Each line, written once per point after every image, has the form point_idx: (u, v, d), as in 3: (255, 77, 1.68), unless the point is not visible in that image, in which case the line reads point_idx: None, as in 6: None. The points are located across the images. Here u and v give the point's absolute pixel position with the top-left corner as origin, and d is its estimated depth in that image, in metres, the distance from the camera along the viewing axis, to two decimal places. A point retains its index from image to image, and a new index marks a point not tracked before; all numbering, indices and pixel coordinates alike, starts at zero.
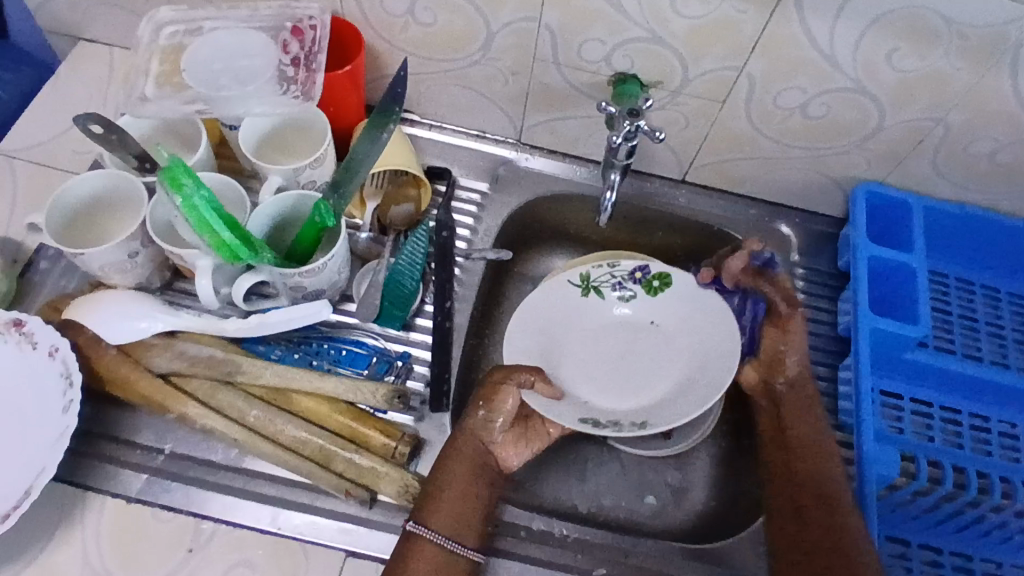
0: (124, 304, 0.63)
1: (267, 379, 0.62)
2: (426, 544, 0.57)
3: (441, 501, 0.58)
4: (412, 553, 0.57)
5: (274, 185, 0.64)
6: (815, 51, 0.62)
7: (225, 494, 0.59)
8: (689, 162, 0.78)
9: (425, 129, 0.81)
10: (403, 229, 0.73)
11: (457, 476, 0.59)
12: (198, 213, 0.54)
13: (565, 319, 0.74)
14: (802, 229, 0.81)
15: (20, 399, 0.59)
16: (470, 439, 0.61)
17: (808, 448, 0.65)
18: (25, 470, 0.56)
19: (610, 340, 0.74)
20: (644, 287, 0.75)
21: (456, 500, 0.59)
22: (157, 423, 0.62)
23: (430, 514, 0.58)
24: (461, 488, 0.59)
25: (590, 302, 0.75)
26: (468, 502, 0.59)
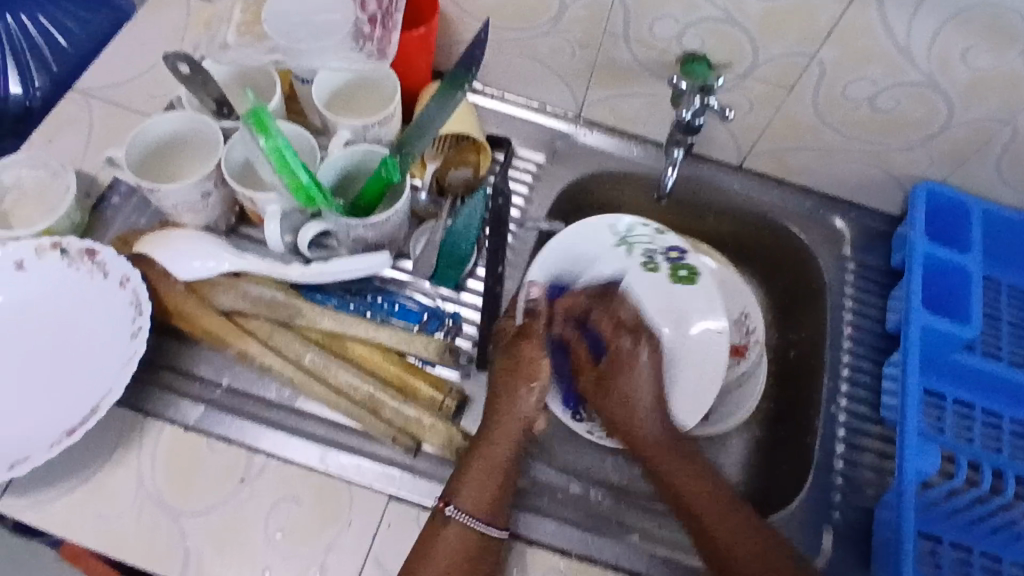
0: (193, 243, 0.64)
1: (324, 324, 0.64)
2: (449, 524, 0.57)
3: (473, 478, 0.59)
4: (446, 531, 0.57)
5: (342, 139, 0.66)
6: (890, 43, 0.62)
7: (276, 431, 0.62)
8: (748, 148, 0.78)
9: (487, 98, 0.82)
10: (461, 194, 0.74)
11: (502, 445, 0.61)
12: (280, 156, 0.57)
13: (592, 259, 0.77)
14: (857, 224, 0.80)
15: (89, 324, 0.61)
16: (512, 415, 0.62)
17: (709, 494, 0.62)
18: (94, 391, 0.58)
19: (607, 310, 0.77)
20: (670, 272, 0.77)
21: (492, 478, 0.59)
22: (216, 359, 0.65)
23: (463, 493, 0.58)
24: (496, 461, 0.60)
25: (616, 253, 0.77)
26: (502, 480, 0.60)
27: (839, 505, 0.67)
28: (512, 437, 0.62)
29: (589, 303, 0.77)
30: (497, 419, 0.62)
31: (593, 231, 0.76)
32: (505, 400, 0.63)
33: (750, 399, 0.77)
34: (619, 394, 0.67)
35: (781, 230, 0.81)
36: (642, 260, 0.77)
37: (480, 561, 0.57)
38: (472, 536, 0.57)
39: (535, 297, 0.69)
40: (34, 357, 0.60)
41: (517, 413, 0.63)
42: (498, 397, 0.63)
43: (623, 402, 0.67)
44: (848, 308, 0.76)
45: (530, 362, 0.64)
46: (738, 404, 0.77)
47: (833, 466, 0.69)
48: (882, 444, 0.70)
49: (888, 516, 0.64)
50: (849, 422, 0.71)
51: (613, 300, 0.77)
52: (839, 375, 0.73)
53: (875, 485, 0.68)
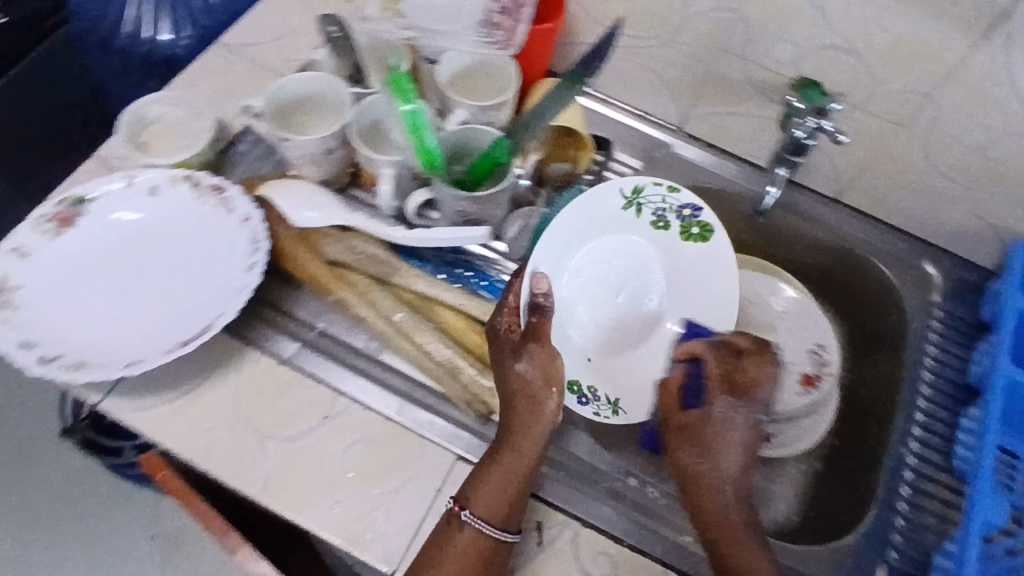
0: (310, 193, 0.69)
1: (420, 288, 0.68)
2: (463, 527, 0.56)
3: (490, 483, 0.57)
4: (459, 536, 0.56)
5: (459, 119, 0.70)
6: (1007, 91, 0.67)
7: (361, 379, 0.65)
8: (847, 180, 0.79)
9: (592, 100, 0.83)
10: (558, 186, 0.77)
11: (518, 453, 0.58)
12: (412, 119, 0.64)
13: (603, 220, 0.74)
14: (950, 273, 0.78)
15: (208, 253, 0.66)
16: (537, 421, 0.59)
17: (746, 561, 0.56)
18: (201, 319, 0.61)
19: (604, 265, 0.74)
20: (680, 229, 0.74)
21: (509, 485, 0.57)
22: (313, 304, 0.69)
23: (477, 498, 0.57)
24: (511, 472, 0.58)
25: (626, 216, 0.75)
26: (517, 484, 0.57)
27: (898, 545, 0.66)
28: (534, 447, 0.59)
29: (590, 266, 0.74)
30: (517, 426, 0.59)
31: (602, 195, 0.74)
32: (526, 402, 0.60)
33: (815, 430, 0.77)
34: (715, 458, 0.60)
35: (870, 269, 0.80)
36: (652, 221, 0.75)
37: (491, 563, 0.56)
38: (484, 540, 0.56)
39: (542, 290, 0.64)
40: (157, 271, 0.65)
41: (541, 419, 0.59)
42: (512, 398, 0.60)
43: (710, 480, 0.59)
44: (930, 354, 0.75)
45: (541, 367, 0.61)
46: (803, 432, 0.76)
47: (895, 506, 0.68)
48: (948, 492, 0.69)
49: (948, 562, 0.63)
50: (918, 466, 0.70)
51: (619, 262, 0.74)
52: (913, 419, 0.72)
53: (937, 532, 0.67)
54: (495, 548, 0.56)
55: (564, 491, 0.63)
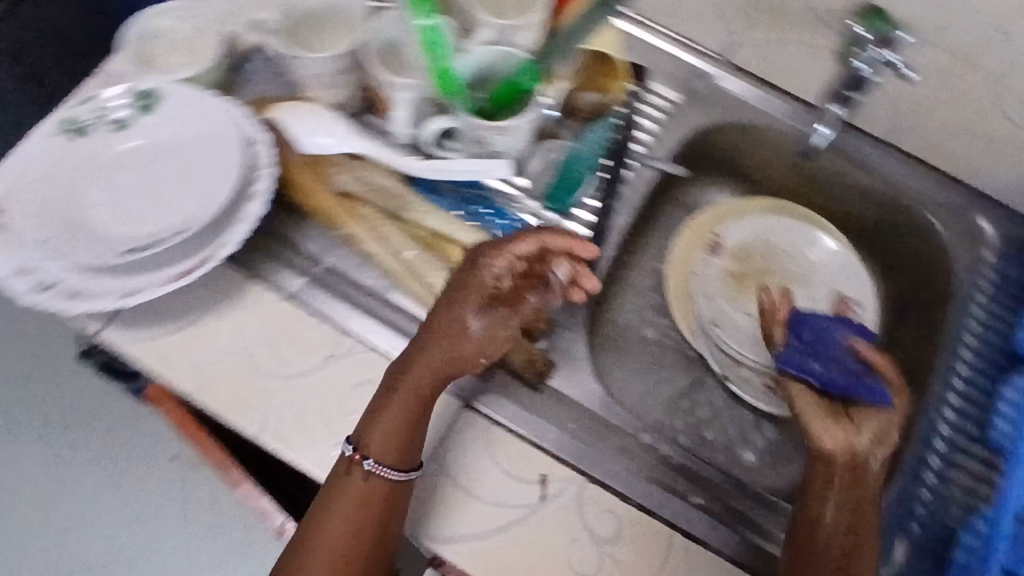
0: (321, 117, 0.64)
1: (432, 223, 0.64)
2: (354, 481, 0.54)
3: (384, 416, 0.55)
4: (354, 482, 0.54)
5: (484, 38, 0.64)
6: None
7: (366, 317, 0.63)
8: (903, 125, 0.72)
9: (632, 25, 0.77)
10: (586, 118, 0.71)
11: (398, 399, 0.55)
12: (432, 32, 0.61)
13: (137, 157, 0.63)
14: (1004, 230, 0.73)
15: (180, 175, 0.62)
16: (448, 336, 0.55)
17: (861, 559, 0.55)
18: (221, 187, 0.61)
19: (157, 163, 0.63)
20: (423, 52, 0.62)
21: (400, 424, 0.54)
22: (322, 238, 0.66)
23: (373, 443, 0.54)
24: (398, 408, 0.55)
25: (125, 118, 0.64)
26: (411, 427, 0.55)
27: (921, 518, 0.63)
28: (438, 369, 0.55)
29: (132, 186, 0.62)
30: (419, 355, 0.55)
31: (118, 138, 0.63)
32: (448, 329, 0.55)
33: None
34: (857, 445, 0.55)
35: (918, 224, 0.74)
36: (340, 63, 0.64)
37: (392, 522, 0.54)
38: (381, 484, 0.54)
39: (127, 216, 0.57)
40: (134, 189, 0.62)
41: (472, 342, 0.55)
42: (454, 300, 0.56)
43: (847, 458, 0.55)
44: (973, 317, 0.70)
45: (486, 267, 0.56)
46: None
47: (922, 477, 0.64)
48: (979, 467, 0.65)
49: (972, 540, 0.61)
50: (949, 436, 0.66)
51: (196, 127, 0.64)
52: (950, 384, 0.68)
53: (961, 505, 0.64)
54: (395, 495, 0.54)
55: (568, 441, 0.61)
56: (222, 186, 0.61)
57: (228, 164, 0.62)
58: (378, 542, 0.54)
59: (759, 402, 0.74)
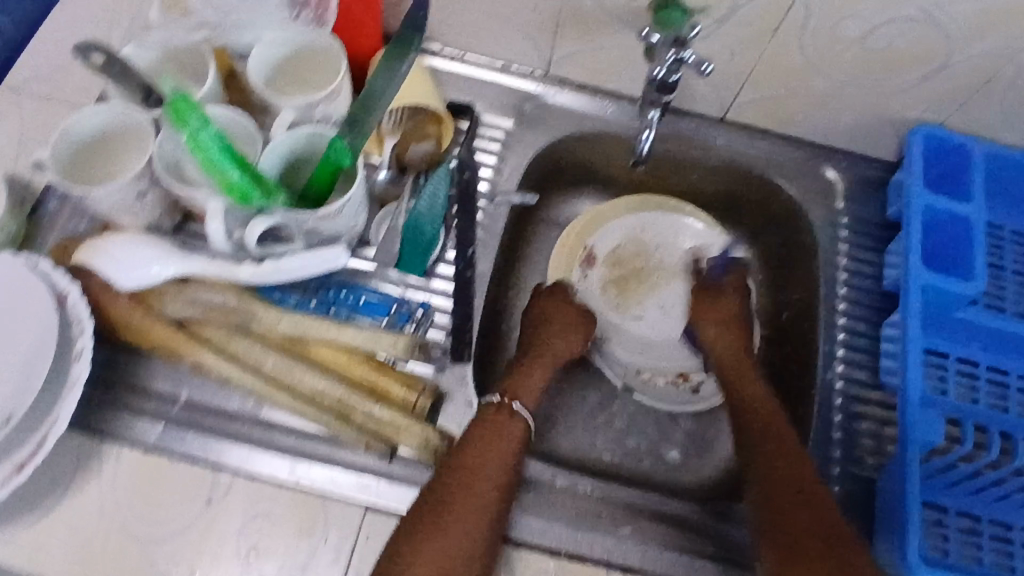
0: (135, 246, 0.59)
1: (284, 328, 0.59)
2: (497, 436, 0.59)
3: (522, 374, 0.67)
4: (501, 427, 0.60)
5: (285, 121, 0.60)
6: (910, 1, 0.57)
7: (239, 445, 0.58)
8: (731, 100, 0.72)
9: (447, 60, 0.76)
10: (424, 169, 0.69)
11: (535, 369, 0.68)
12: (206, 151, 0.52)
13: None
14: (849, 174, 0.74)
15: None
16: (531, 370, 0.67)
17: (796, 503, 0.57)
18: (37, 357, 0.54)
19: None
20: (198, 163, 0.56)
21: (535, 381, 0.67)
22: (173, 372, 0.61)
23: (522, 394, 0.65)
24: (539, 372, 0.68)
25: None
26: (541, 384, 0.67)
27: (839, 477, 0.64)
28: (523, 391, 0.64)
29: None
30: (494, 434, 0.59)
31: None
32: (498, 435, 0.59)
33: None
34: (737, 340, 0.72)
35: (771, 188, 0.75)
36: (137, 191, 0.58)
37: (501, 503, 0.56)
38: (516, 432, 0.60)
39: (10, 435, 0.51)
40: None
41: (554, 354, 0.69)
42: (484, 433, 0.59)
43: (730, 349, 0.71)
44: (842, 266, 0.71)
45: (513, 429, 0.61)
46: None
47: (831, 437, 0.66)
48: (880, 410, 0.67)
49: (891, 486, 0.61)
50: (846, 388, 0.67)
51: None
52: (835, 338, 0.69)
53: (874, 454, 0.65)
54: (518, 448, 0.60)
55: None
56: (38, 355, 0.55)
57: (40, 327, 0.55)
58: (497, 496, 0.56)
59: (663, 403, 0.75)
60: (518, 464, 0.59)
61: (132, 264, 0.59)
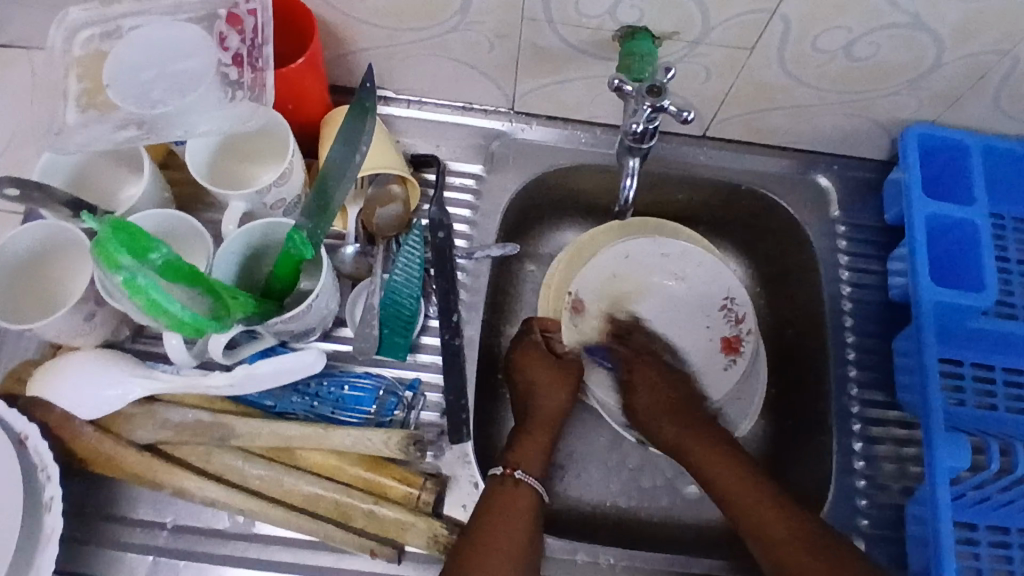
0: (95, 370, 0.55)
1: (266, 439, 0.55)
2: (517, 496, 0.58)
3: (530, 443, 0.63)
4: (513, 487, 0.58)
5: (236, 213, 0.56)
6: (896, 10, 0.52)
7: (238, 567, 0.55)
8: (710, 118, 0.67)
9: (404, 107, 0.70)
10: (393, 236, 0.63)
11: (539, 422, 0.65)
12: (145, 293, 0.46)
13: None
14: (841, 178, 0.71)
15: None
16: (541, 423, 0.65)
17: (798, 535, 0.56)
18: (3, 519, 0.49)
19: None
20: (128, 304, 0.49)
21: (541, 437, 0.64)
22: (153, 496, 0.57)
23: (529, 462, 0.61)
24: (543, 426, 0.65)
25: None
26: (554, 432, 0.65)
27: (866, 509, 0.61)
28: (540, 450, 0.63)
29: None
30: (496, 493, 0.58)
31: None
32: (515, 517, 0.56)
33: (755, 397, 0.70)
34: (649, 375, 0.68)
35: (760, 200, 0.71)
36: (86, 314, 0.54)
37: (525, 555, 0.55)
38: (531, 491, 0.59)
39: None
40: None
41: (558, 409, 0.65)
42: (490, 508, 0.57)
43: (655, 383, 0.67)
44: (844, 279, 0.68)
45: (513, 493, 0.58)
46: (746, 400, 0.71)
47: (853, 467, 0.62)
48: (900, 430, 0.63)
49: (918, 512, 0.58)
50: (863, 411, 0.64)
51: None
52: (846, 359, 0.66)
53: (898, 479, 0.62)
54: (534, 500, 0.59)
55: None
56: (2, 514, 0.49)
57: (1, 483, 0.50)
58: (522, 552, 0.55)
59: None
60: (536, 539, 0.57)
61: (94, 391, 0.54)
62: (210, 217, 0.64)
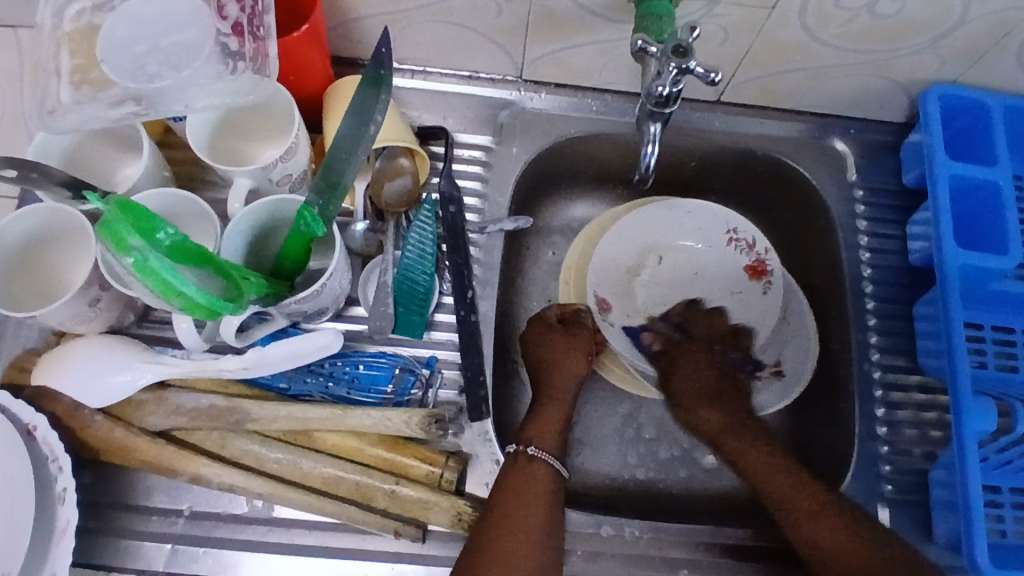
0: (102, 357, 0.54)
1: (283, 422, 0.54)
2: (538, 468, 0.56)
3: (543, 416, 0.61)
4: (531, 465, 0.57)
5: (242, 190, 0.54)
6: None
7: (259, 552, 0.54)
8: (725, 82, 0.66)
9: (408, 77, 0.68)
10: (404, 211, 0.61)
11: (554, 396, 0.63)
12: (157, 275, 0.44)
13: None
14: (859, 141, 0.69)
15: None
16: (552, 403, 0.62)
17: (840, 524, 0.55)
18: (15, 513, 0.48)
19: None
20: (135, 285, 0.47)
21: (554, 412, 0.62)
22: (168, 483, 0.56)
23: (540, 437, 0.59)
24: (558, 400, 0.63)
25: None
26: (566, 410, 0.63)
27: (890, 475, 0.61)
28: (558, 423, 0.61)
29: None
30: (517, 468, 0.56)
31: None
32: (531, 493, 0.55)
33: (805, 356, 0.67)
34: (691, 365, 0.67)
35: (775, 165, 0.70)
36: (90, 300, 0.52)
37: (550, 526, 0.54)
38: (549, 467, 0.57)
39: None
40: None
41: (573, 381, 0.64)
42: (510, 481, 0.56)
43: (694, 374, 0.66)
44: (863, 245, 0.67)
45: (533, 469, 0.56)
46: (801, 349, 0.67)
47: (876, 433, 0.62)
48: (922, 395, 0.63)
49: (944, 477, 0.58)
50: (884, 376, 0.63)
51: None
52: (867, 326, 0.65)
53: (920, 444, 0.62)
54: (554, 476, 0.57)
55: None
56: (14, 508, 0.48)
57: (11, 476, 0.48)
58: (543, 522, 0.54)
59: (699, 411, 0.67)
60: (559, 508, 0.55)
61: (102, 379, 0.53)
62: (213, 196, 0.62)
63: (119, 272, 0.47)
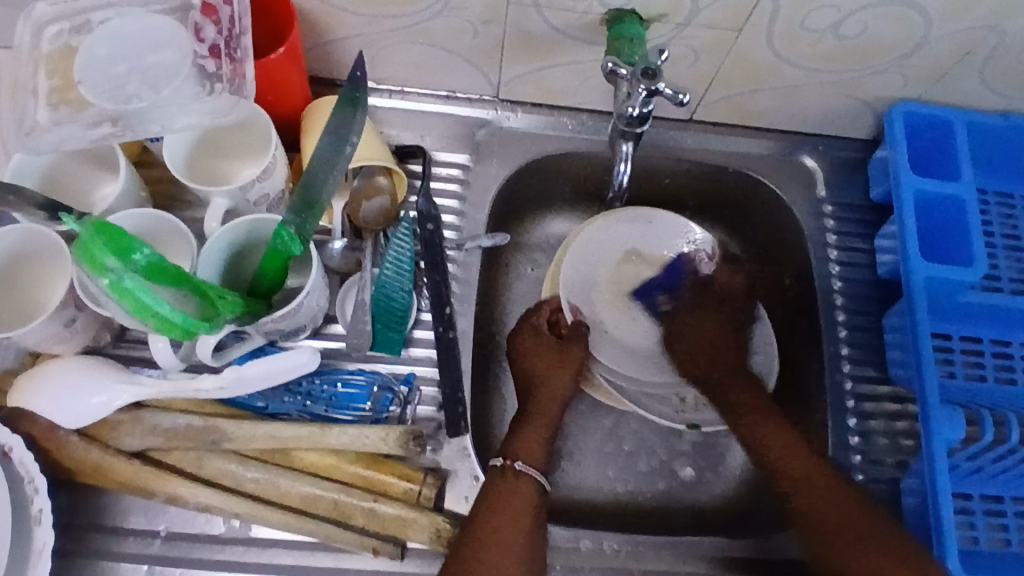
0: (78, 378, 0.53)
1: (261, 441, 0.54)
2: (518, 482, 0.57)
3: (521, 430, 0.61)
4: (511, 481, 0.57)
5: (220, 210, 0.54)
6: None
7: (236, 572, 0.54)
8: (698, 100, 0.67)
9: (386, 97, 0.69)
10: (380, 229, 0.62)
11: (533, 408, 0.63)
12: (132, 295, 0.44)
13: None
14: (828, 158, 0.71)
15: None
16: (530, 416, 0.62)
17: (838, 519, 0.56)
18: None
19: None
20: (110, 305, 0.47)
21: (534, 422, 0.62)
22: (144, 504, 0.55)
23: (524, 452, 0.59)
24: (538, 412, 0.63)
25: None
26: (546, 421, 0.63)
27: (863, 484, 0.62)
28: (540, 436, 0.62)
29: None
30: (497, 483, 0.56)
31: None
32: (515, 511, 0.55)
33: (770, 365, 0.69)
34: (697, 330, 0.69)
35: (748, 181, 0.71)
36: (65, 321, 0.52)
37: (530, 542, 0.54)
38: (530, 482, 0.57)
39: None
40: None
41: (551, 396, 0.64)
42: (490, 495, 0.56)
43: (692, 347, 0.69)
44: (834, 259, 0.69)
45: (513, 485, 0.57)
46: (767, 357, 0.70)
47: (849, 444, 0.63)
48: (893, 405, 0.64)
49: (916, 485, 0.59)
50: (856, 387, 0.65)
51: None
52: (838, 338, 0.66)
53: (892, 453, 0.63)
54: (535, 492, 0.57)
55: None
56: None
57: None
58: (522, 536, 0.54)
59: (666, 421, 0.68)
60: (540, 524, 0.56)
61: (78, 399, 0.53)
62: (191, 215, 0.62)
63: (96, 292, 0.47)
